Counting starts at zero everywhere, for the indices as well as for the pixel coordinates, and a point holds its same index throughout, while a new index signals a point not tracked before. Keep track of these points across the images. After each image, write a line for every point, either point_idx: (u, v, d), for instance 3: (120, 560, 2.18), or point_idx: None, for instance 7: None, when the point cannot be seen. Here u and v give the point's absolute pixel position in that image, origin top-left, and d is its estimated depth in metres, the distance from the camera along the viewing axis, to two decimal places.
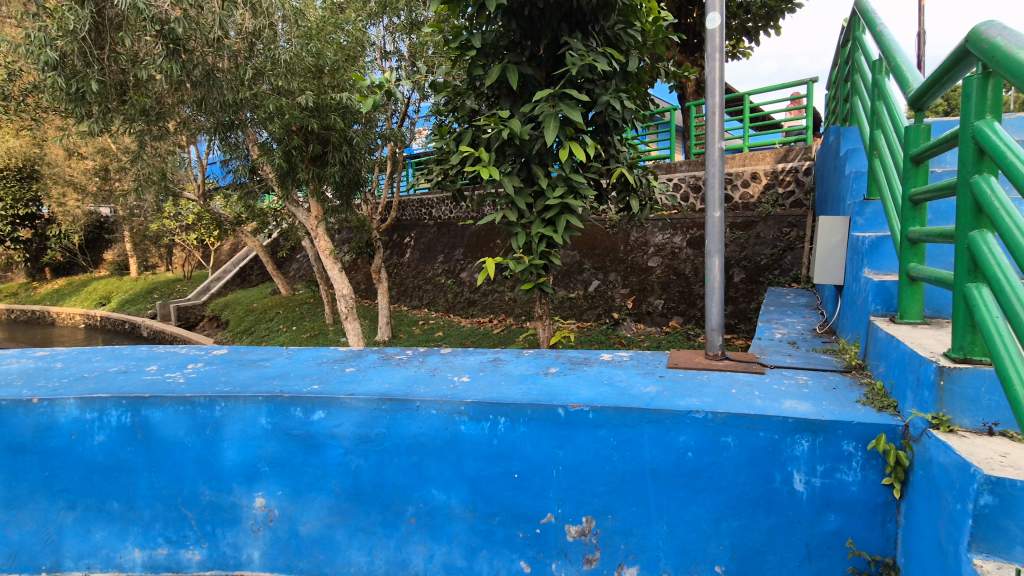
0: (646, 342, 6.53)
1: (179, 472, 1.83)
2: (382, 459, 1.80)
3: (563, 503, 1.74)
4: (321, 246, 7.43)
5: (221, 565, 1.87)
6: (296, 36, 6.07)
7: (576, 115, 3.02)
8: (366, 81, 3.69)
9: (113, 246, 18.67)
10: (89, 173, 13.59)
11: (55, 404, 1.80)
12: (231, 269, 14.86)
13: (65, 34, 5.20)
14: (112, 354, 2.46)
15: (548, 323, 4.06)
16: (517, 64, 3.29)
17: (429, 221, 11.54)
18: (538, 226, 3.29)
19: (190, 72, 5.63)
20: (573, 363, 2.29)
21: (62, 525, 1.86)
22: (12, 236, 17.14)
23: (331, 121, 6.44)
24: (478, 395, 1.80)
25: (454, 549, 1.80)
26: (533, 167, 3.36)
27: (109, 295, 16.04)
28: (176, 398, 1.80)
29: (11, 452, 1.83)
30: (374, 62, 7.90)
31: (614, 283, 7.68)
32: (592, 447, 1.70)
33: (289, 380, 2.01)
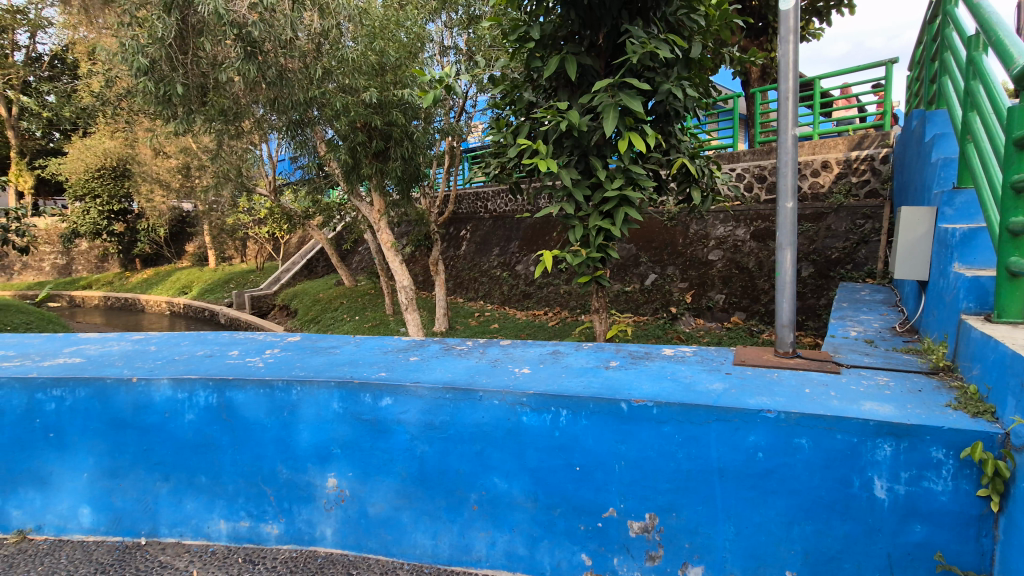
0: (706, 338, 6.38)
1: (260, 450, 1.94)
2: (446, 446, 1.84)
3: (626, 498, 1.72)
4: (383, 239, 7.64)
5: (296, 539, 1.98)
6: (362, 35, 6.27)
7: (637, 104, 2.93)
8: (427, 77, 3.73)
9: (194, 238, 20.07)
10: (173, 171, 14.62)
11: (151, 383, 1.93)
12: (299, 260, 15.59)
13: (154, 41, 5.62)
14: (198, 339, 2.63)
15: (605, 316, 4.03)
16: (576, 54, 3.24)
17: (485, 214, 11.67)
18: (595, 218, 3.26)
19: (266, 73, 5.94)
20: (634, 357, 2.25)
21: (158, 495, 2.01)
22: (108, 230, 18.73)
23: (393, 117, 6.64)
24: (540, 387, 1.81)
25: (516, 537, 1.83)
26: (591, 159, 3.32)
27: (190, 284, 17.26)
28: (257, 381, 1.91)
29: (112, 426, 1.97)
30: (434, 58, 8.02)
31: (672, 277, 7.48)
32: (656, 443, 1.67)
33: (358, 368, 2.09)
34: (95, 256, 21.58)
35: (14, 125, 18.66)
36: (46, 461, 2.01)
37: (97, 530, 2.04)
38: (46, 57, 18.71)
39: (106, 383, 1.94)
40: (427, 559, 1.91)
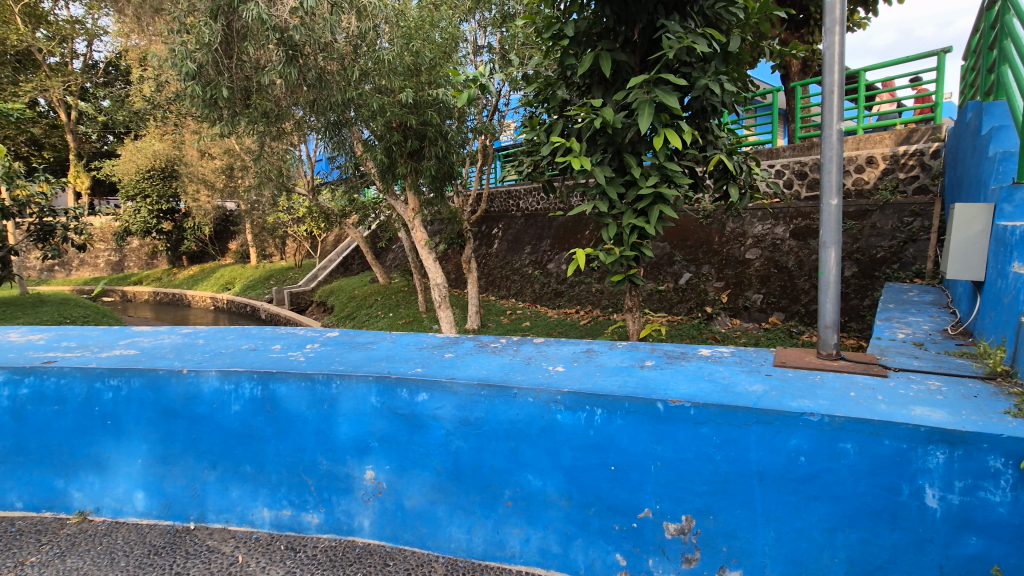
0: (742, 339, 6.23)
1: (301, 441, 2.00)
2: (481, 442, 1.86)
3: (662, 499, 1.70)
4: (417, 237, 7.74)
5: (336, 529, 2.04)
6: (398, 37, 6.38)
7: (673, 100, 2.87)
8: (462, 76, 3.77)
9: (237, 237, 20.80)
10: (217, 171, 15.19)
11: (200, 374, 2.01)
12: (335, 258, 15.94)
13: (202, 47, 5.86)
14: (242, 333, 2.73)
15: (638, 315, 3.99)
16: (611, 50, 3.21)
17: (517, 212, 11.68)
18: (630, 216, 3.22)
19: (305, 75, 6.11)
20: (670, 357, 2.22)
21: (207, 482, 2.10)
22: (157, 228, 19.60)
23: (428, 117, 6.71)
24: (574, 386, 1.80)
25: (550, 534, 1.84)
26: (625, 156, 3.28)
27: (233, 281, 17.89)
28: (299, 374, 1.96)
29: (164, 415, 2.06)
30: (468, 57, 8.07)
31: (708, 276, 7.33)
32: (693, 444, 1.64)
33: (394, 363, 2.13)
34: (146, 253, 22.61)
35: (73, 129, 19.70)
36: (104, 447, 2.11)
37: (150, 514, 2.14)
38: (101, 65, 19.70)
39: (158, 374, 2.03)
40: (461, 553, 1.93)
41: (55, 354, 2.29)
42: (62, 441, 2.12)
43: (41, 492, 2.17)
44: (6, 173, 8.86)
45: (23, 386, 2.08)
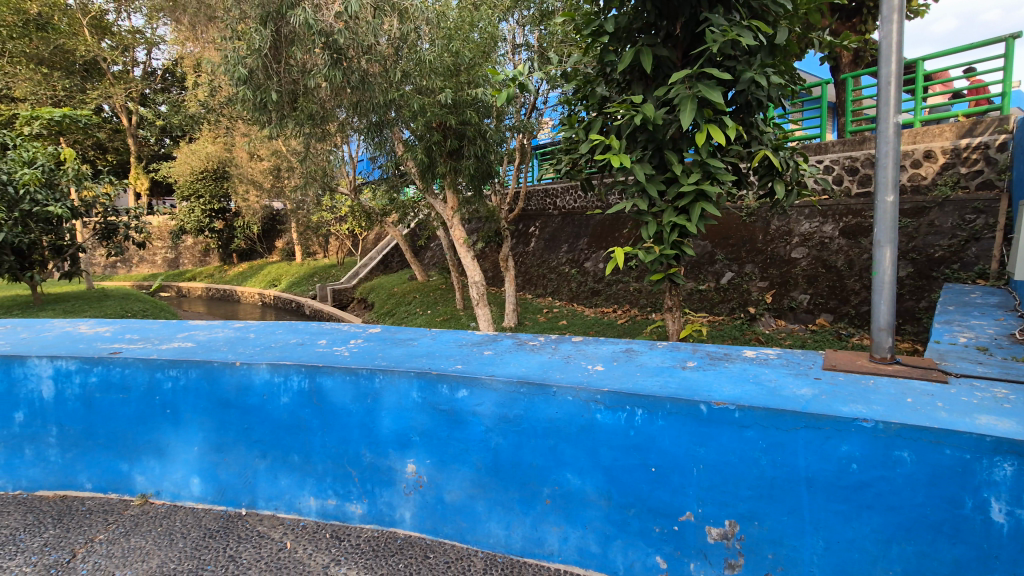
0: (788, 341, 6.03)
1: (346, 434, 2.06)
2: (520, 440, 1.87)
3: (704, 503, 1.67)
4: (456, 235, 7.82)
5: (378, 520, 2.09)
6: (439, 38, 6.47)
7: (717, 95, 2.79)
8: (501, 75, 3.78)
9: (284, 235, 21.53)
10: (264, 172, 15.77)
11: (252, 367, 2.10)
12: (375, 256, 16.30)
13: (253, 53, 6.11)
14: (290, 328, 2.83)
15: (678, 315, 3.92)
16: (652, 46, 3.16)
17: (554, 210, 11.63)
18: (670, 215, 3.16)
19: (350, 77, 6.28)
20: (713, 358, 2.17)
21: (257, 470, 2.19)
22: (209, 227, 20.52)
23: (467, 116, 6.78)
24: (614, 385, 1.79)
25: (589, 534, 1.83)
26: (666, 153, 3.23)
27: (279, 278, 18.55)
28: (344, 368, 2.02)
29: (219, 405, 2.15)
30: (506, 56, 8.10)
31: (751, 275, 7.13)
32: (738, 448, 1.60)
33: (435, 360, 2.17)
34: (199, 250, 23.69)
35: (134, 133, 20.82)
36: (164, 434, 2.23)
37: (205, 499, 2.25)
38: (159, 71, 20.74)
39: (213, 366, 2.13)
40: (500, 549, 1.95)
41: (120, 345, 2.43)
42: (127, 427, 2.25)
43: (108, 474, 2.31)
44: (75, 176, 9.46)
45: (92, 374, 2.21)
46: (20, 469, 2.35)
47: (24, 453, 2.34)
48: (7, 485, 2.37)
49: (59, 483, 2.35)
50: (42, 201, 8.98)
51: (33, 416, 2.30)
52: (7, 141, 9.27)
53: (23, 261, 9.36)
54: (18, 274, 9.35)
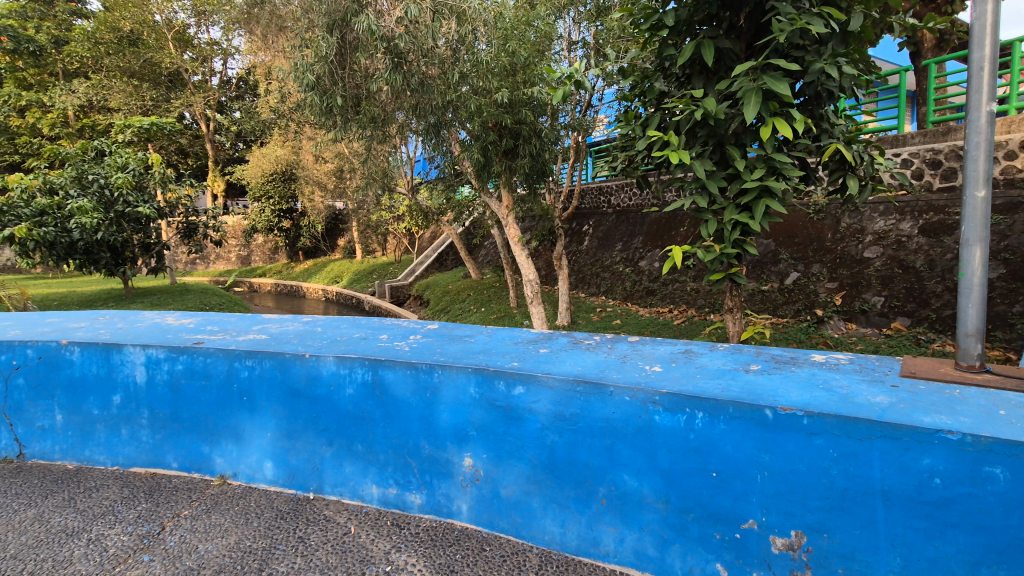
0: (859, 345, 5.70)
1: (406, 426, 2.14)
2: (576, 438, 1.87)
3: (769, 511, 1.61)
4: (510, 234, 7.86)
5: (436, 511, 2.16)
6: (496, 38, 6.54)
7: (785, 87, 2.66)
8: (556, 74, 3.77)
9: (346, 234, 22.39)
10: (328, 174, 16.46)
11: (319, 359, 2.20)
12: (431, 254, 16.64)
13: (319, 60, 6.39)
14: (353, 322, 2.95)
15: (739, 317, 3.79)
16: (714, 38, 3.06)
17: (609, 208, 11.47)
18: (732, 212, 3.05)
19: (410, 81, 6.46)
20: (778, 362, 2.09)
21: (324, 457, 2.30)
22: (278, 227, 21.66)
23: (522, 115, 6.81)
24: (674, 386, 1.76)
25: (646, 537, 1.81)
26: (727, 148, 3.12)
27: (341, 275, 19.33)
28: (405, 363, 2.09)
29: (290, 394, 2.28)
30: (562, 54, 8.06)
31: (818, 276, 6.77)
32: (806, 456, 1.54)
33: (492, 357, 2.20)
34: (268, 248, 25.05)
35: (211, 138, 22.24)
36: (240, 420, 2.39)
37: (277, 482, 2.39)
38: (234, 80, 22.06)
39: (285, 358, 2.25)
40: (555, 546, 1.96)
41: (203, 336, 2.62)
42: (208, 412, 2.42)
43: (191, 455, 2.50)
44: (161, 179, 10.24)
45: (179, 362, 2.40)
46: (117, 446, 2.58)
47: (120, 432, 2.57)
48: (106, 461, 2.61)
49: (150, 462, 2.56)
50: (134, 202, 9.77)
51: (128, 399, 2.52)
52: (104, 148, 10.16)
53: (117, 258, 10.22)
54: (113, 270, 10.21)
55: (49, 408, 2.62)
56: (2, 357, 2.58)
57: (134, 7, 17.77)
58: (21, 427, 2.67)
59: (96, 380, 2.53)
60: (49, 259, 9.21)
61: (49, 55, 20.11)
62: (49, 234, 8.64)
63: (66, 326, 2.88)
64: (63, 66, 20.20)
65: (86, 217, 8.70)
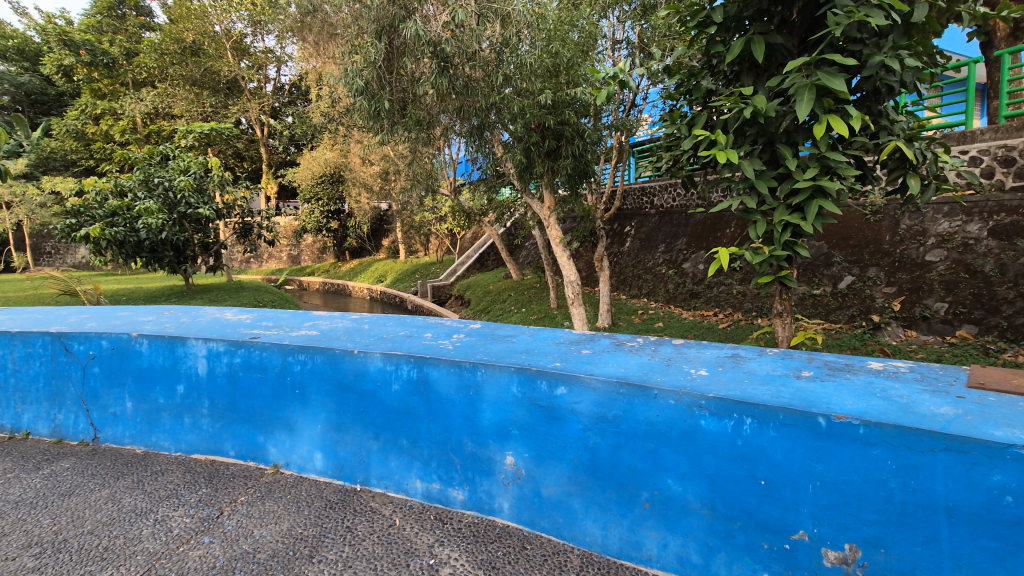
0: (919, 353, 5.40)
1: (450, 423, 2.18)
2: (619, 440, 1.86)
3: (820, 522, 1.55)
4: (552, 235, 7.86)
5: (478, 507, 2.19)
6: (540, 40, 6.56)
7: (840, 83, 2.55)
8: (600, 74, 3.74)
9: (390, 234, 22.92)
10: (373, 176, 16.90)
11: (367, 356, 2.27)
12: (472, 254, 16.81)
13: (368, 65, 6.59)
14: (399, 320, 3.02)
15: (789, 321, 3.67)
16: (764, 34, 2.97)
17: (651, 209, 11.29)
18: (782, 213, 2.94)
19: (455, 84, 6.58)
20: (832, 369, 2.01)
21: (370, 450, 2.37)
22: (326, 227, 22.40)
23: (565, 117, 6.80)
24: (720, 391, 1.72)
25: (690, 543, 1.78)
26: (778, 147, 3.02)
27: (385, 274, 19.81)
28: (449, 360, 2.13)
29: (339, 389, 2.36)
30: (606, 53, 8.00)
31: (875, 279, 6.46)
32: (862, 466, 1.47)
33: (534, 357, 2.21)
34: (317, 248, 25.92)
35: (266, 143, 23.23)
36: (293, 412, 2.49)
37: (326, 473, 2.48)
38: (286, 87, 22.96)
39: (336, 353, 2.34)
40: (596, 548, 1.95)
41: (259, 331, 2.75)
42: (264, 404, 2.54)
43: (247, 445, 2.63)
44: (219, 182, 10.78)
45: (237, 356, 2.52)
46: (180, 433, 2.74)
47: (183, 420, 2.72)
48: (170, 448, 2.77)
49: (209, 449, 2.70)
50: (194, 204, 10.33)
51: (190, 389, 2.67)
52: (168, 153, 10.77)
53: (180, 256, 10.81)
54: (176, 268, 10.81)
55: (121, 396, 2.81)
56: (80, 347, 2.79)
57: (196, 20, 18.74)
58: (95, 413, 2.87)
59: (162, 370, 2.70)
60: (119, 257, 9.85)
61: (121, 65, 21.51)
62: (119, 233, 9.25)
63: (136, 320, 3.08)
64: (132, 76, 21.55)
65: (152, 218, 9.25)
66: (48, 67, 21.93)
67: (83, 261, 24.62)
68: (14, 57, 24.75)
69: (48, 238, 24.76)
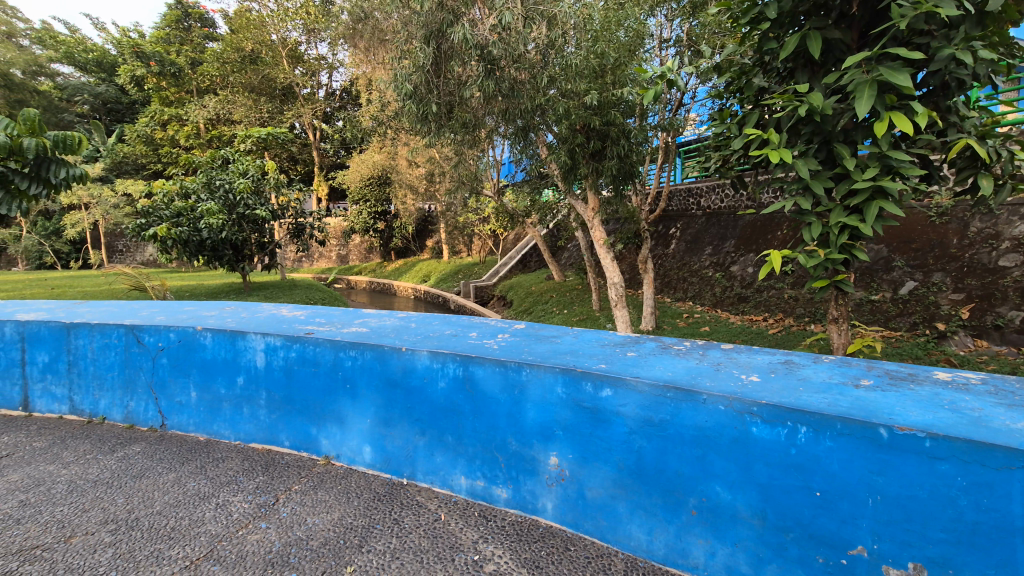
0: (990, 365, 5.05)
1: (495, 422, 2.20)
2: (665, 445, 1.83)
3: (881, 538, 1.48)
4: (596, 236, 7.80)
5: (522, 506, 2.20)
6: (586, 41, 6.54)
7: (905, 79, 2.40)
8: (648, 73, 3.68)
9: (434, 235, 23.30)
10: (418, 177, 17.24)
11: (414, 353, 2.33)
12: (515, 255, 16.91)
13: (417, 69, 6.72)
14: (445, 319, 3.08)
15: (845, 328, 3.51)
16: (821, 29, 2.86)
17: (697, 210, 11.05)
18: (839, 215, 2.81)
19: (501, 86, 6.64)
20: (893, 378, 1.91)
21: (417, 446, 2.43)
22: (373, 228, 23.01)
23: (611, 117, 6.73)
24: (773, 398, 1.67)
25: (739, 553, 1.73)
26: (834, 146, 2.89)
27: (429, 274, 20.15)
28: (494, 360, 2.15)
29: (388, 385, 2.43)
30: (653, 52, 7.88)
31: (940, 285, 6.10)
32: (927, 482, 1.40)
33: (579, 358, 2.21)
34: (364, 248, 26.64)
35: (318, 146, 24.09)
36: (343, 406, 2.58)
37: (374, 467, 2.56)
38: (337, 92, 23.75)
39: (384, 350, 2.40)
40: (641, 553, 1.93)
41: (312, 327, 2.86)
42: (316, 397, 2.64)
43: (301, 436, 2.74)
44: (275, 184, 11.27)
45: (293, 350, 2.64)
46: (240, 423, 2.89)
47: (242, 410, 2.87)
48: (230, 436, 2.92)
49: (266, 439, 2.83)
50: (252, 205, 10.83)
51: (249, 381, 2.80)
52: (228, 156, 11.33)
53: (238, 255, 11.35)
54: (234, 266, 11.34)
55: (186, 386, 2.98)
56: (151, 339, 2.98)
57: (255, 29, 19.67)
58: (163, 401, 3.06)
59: (223, 362, 2.85)
60: (183, 255, 10.43)
61: (186, 74, 22.76)
62: (183, 233, 9.80)
63: (200, 315, 3.26)
64: (196, 84, 22.76)
65: (213, 219, 9.75)
66: (122, 77, 23.48)
67: (150, 259, 26.17)
68: (93, 69, 26.65)
69: (120, 237, 26.51)
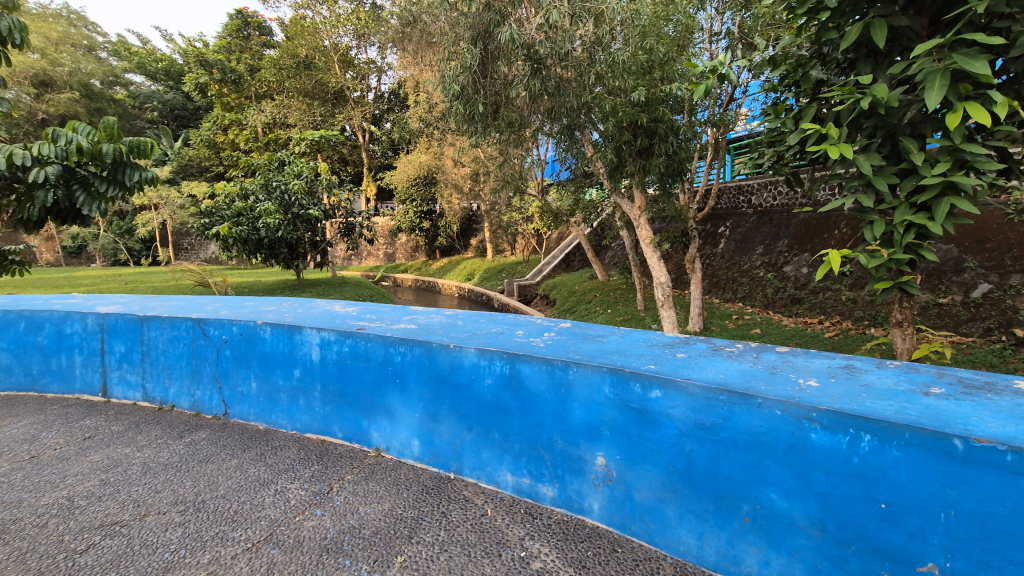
0: None
1: (541, 419, 2.21)
2: (717, 449, 1.78)
3: (955, 556, 1.40)
4: (642, 235, 7.68)
5: (568, 505, 2.20)
6: (634, 37, 6.44)
7: (984, 67, 2.22)
8: (698, 68, 3.56)
9: (479, 234, 23.50)
10: (463, 177, 17.44)
11: (461, 350, 2.36)
12: (558, 254, 16.86)
13: (463, 70, 6.77)
14: (491, 317, 3.11)
15: (910, 332, 3.32)
16: (887, 16, 2.70)
17: (748, 208, 10.71)
18: (905, 213, 2.65)
19: (547, 85, 6.64)
20: (968, 386, 1.79)
21: (464, 442, 2.47)
22: (419, 227, 23.44)
23: (660, 113, 6.56)
24: (835, 404, 1.60)
25: (795, 563, 1.67)
26: (900, 140, 2.73)
27: (473, 273, 20.33)
28: (541, 358, 2.16)
29: (436, 380, 2.47)
30: (703, 47, 7.75)
31: (1019, 289, 5.68)
32: (1008, 497, 1.31)
33: (627, 358, 2.18)
34: (410, 247, 27.15)
35: (367, 148, 24.74)
36: (393, 400, 2.65)
37: (422, 460, 2.61)
38: (386, 94, 24.34)
39: (433, 346, 2.45)
40: (691, 558, 1.89)
41: (364, 323, 2.95)
42: (368, 390, 2.73)
43: (353, 428, 2.83)
44: (327, 184, 11.67)
45: (346, 345, 2.73)
46: (296, 413, 3.01)
47: (298, 402, 2.99)
48: (287, 426, 3.05)
49: (321, 430, 2.95)
50: (306, 205, 11.25)
51: (305, 373, 2.92)
52: (285, 159, 11.81)
53: (293, 253, 11.79)
54: (289, 263, 11.82)
55: (247, 376, 3.14)
56: (215, 332, 3.15)
57: (308, 36, 20.42)
58: (226, 391, 3.23)
59: (281, 355, 2.98)
60: (242, 253, 10.95)
61: (245, 81, 23.86)
62: (243, 232, 10.30)
63: (260, 310, 3.42)
64: (254, 89, 23.84)
65: (270, 218, 10.18)
66: (188, 85, 24.87)
67: (212, 257, 27.59)
68: (162, 77, 28.32)
69: (185, 237, 28.09)
